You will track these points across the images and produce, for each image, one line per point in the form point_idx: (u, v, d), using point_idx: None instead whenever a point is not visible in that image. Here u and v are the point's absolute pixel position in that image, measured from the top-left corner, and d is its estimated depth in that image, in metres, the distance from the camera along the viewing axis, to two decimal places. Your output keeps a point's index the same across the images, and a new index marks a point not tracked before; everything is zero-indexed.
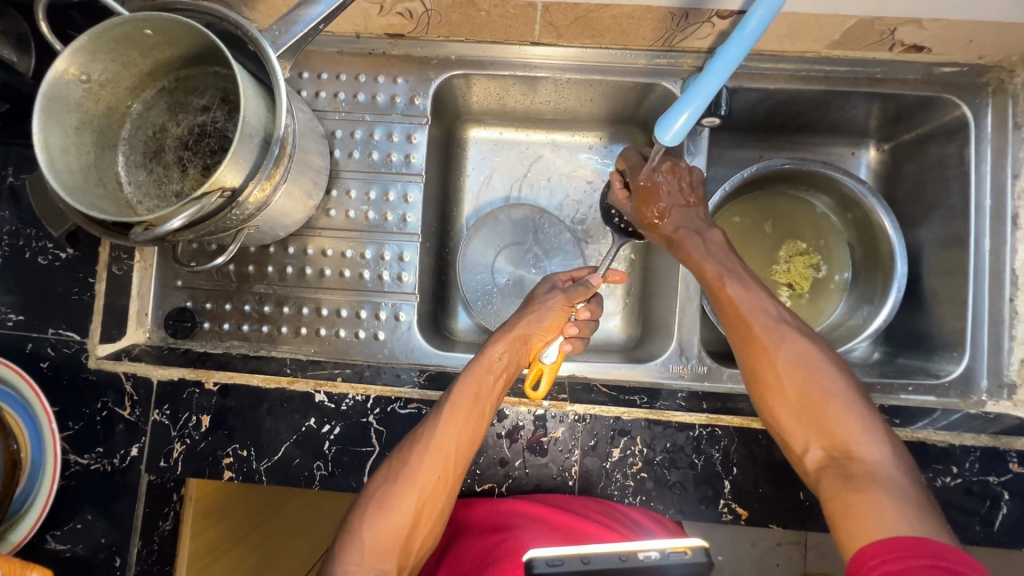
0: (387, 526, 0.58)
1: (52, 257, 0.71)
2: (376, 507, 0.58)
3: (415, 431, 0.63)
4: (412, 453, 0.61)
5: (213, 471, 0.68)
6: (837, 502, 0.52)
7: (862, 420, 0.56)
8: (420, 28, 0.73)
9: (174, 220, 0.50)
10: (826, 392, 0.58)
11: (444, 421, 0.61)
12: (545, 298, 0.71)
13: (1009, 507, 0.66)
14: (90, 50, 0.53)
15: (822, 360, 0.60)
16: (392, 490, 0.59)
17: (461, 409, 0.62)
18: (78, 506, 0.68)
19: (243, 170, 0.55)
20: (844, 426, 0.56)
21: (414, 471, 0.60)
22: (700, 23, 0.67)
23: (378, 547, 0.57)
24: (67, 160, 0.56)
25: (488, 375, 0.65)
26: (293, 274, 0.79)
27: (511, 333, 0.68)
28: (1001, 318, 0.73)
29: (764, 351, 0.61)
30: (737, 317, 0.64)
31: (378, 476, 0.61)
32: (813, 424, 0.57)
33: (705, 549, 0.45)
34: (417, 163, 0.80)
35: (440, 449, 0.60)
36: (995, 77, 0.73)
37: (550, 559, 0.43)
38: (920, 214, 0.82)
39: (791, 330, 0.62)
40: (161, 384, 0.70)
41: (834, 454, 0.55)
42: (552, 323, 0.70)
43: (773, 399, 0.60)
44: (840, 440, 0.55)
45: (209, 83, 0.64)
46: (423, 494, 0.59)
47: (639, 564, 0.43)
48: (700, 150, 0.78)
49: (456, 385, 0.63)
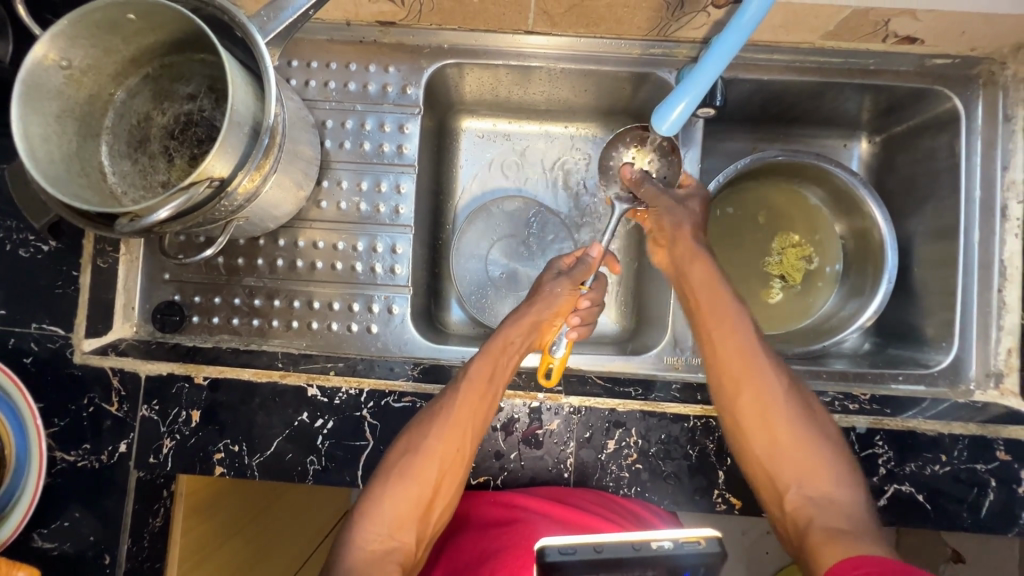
0: (408, 498, 0.59)
1: (34, 250, 0.69)
2: (396, 483, 0.59)
3: (437, 404, 0.63)
4: (433, 426, 0.62)
5: (204, 467, 0.67)
6: (818, 536, 0.53)
7: (842, 464, 0.59)
8: (411, 16, 0.73)
9: (161, 211, 0.48)
10: (804, 435, 0.60)
11: (464, 393, 0.63)
12: (552, 283, 0.73)
13: (996, 495, 0.67)
14: (70, 35, 0.51)
15: (811, 404, 0.63)
16: (413, 466, 0.60)
17: (483, 383, 0.64)
18: (66, 504, 0.67)
19: (231, 161, 0.54)
20: (825, 470, 0.58)
21: (439, 444, 0.61)
22: (695, 12, 0.67)
23: (395, 521, 0.58)
24: (48, 149, 0.54)
25: (503, 355, 0.67)
26: (283, 267, 0.78)
27: (521, 321, 0.70)
28: (990, 308, 0.74)
29: (756, 386, 0.62)
30: (730, 352, 0.64)
31: (398, 446, 0.62)
32: (797, 465, 0.59)
33: (718, 539, 0.45)
34: (409, 154, 0.79)
35: (462, 425, 0.62)
36: (986, 69, 0.74)
37: (562, 548, 0.44)
38: (911, 206, 0.83)
39: (783, 371, 0.64)
40: (149, 378, 0.69)
41: (813, 494, 0.57)
42: (558, 309, 0.72)
43: (752, 438, 0.61)
44: (819, 482, 0.58)
45: (196, 71, 0.62)
46: (445, 464, 0.61)
47: (653, 553, 0.44)
48: (694, 141, 0.78)
49: (475, 361, 0.65)
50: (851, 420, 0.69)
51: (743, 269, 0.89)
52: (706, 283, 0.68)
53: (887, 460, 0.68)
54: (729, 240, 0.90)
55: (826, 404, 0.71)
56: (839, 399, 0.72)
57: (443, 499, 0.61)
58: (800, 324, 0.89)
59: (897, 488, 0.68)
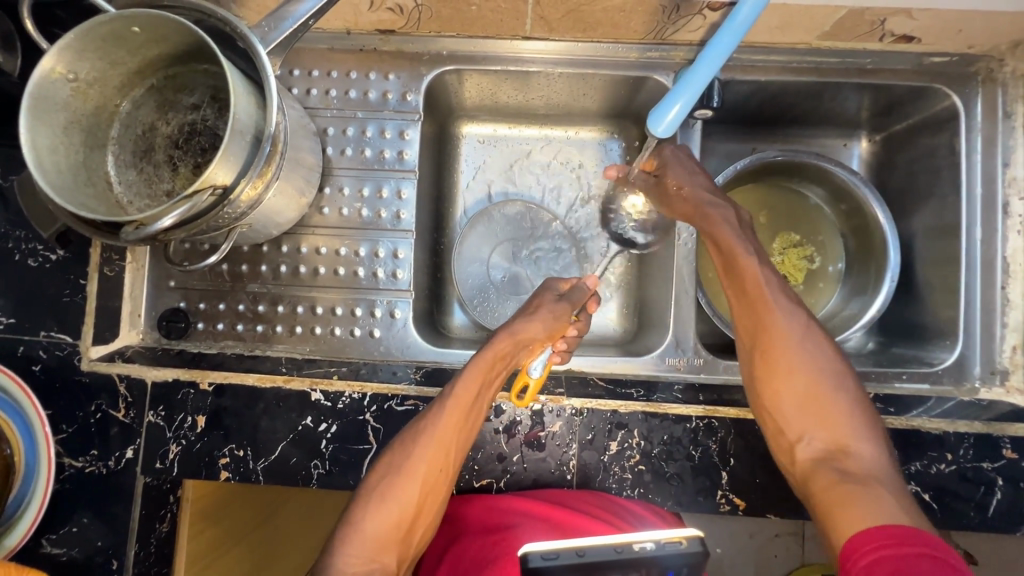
0: (392, 518, 0.59)
1: (42, 260, 0.70)
2: (381, 501, 0.60)
3: (420, 425, 0.62)
4: (416, 449, 0.61)
5: (209, 472, 0.68)
6: (829, 488, 0.54)
7: (858, 416, 0.59)
8: (411, 24, 0.74)
9: (165, 219, 0.49)
10: (820, 390, 0.60)
11: (448, 415, 0.61)
12: (551, 305, 0.71)
13: (1003, 493, 0.67)
14: (77, 49, 0.53)
15: (830, 358, 0.62)
16: (388, 491, 0.60)
17: (467, 402, 0.62)
18: (73, 510, 0.68)
19: (233, 168, 0.55)
20: (842, 421, 0.59)
21: (419, 467, 0.61)
22: (691, 15, 0.67)
23: (378, 542, 0.59)
24: (56, 160, 0.56)
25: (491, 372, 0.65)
26: (287, 273, 0.79)
27: (513, 335, 0.66)
28: (993, 306, 0.74)
29: (775, 340, 0.62)
30: (750, 303, 0.64)
31: (381, 466, 0.62)
32: (816, 419, 0.59)
33: (699, 539, 0.49)
34: (410, 160, 0.80)
35: (447, 447, 0.62)
36: (984, 67, 0.74)
37: (544, 554, 0.47)
38: (913, 204, 0.83)
39: (808, 326, 0.63)
40: (156, 384, 0.69)
41: (825, 447, 0.58)
42: (553, 331, 0.70)
43: (768, 390, 0.62)
44: (831, 431, 0.59)
45: (199, 81, 0.63)
46: (428, 486, 0.61)
47: (633, 555, 0.47)
48: (692, 142, 0.78)
49: (461, 381, 0.63)
50: None
51: None
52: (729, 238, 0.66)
53: None
54: None
55: None
56: None
57: (424, 520, 0.62)
58: None
59: None
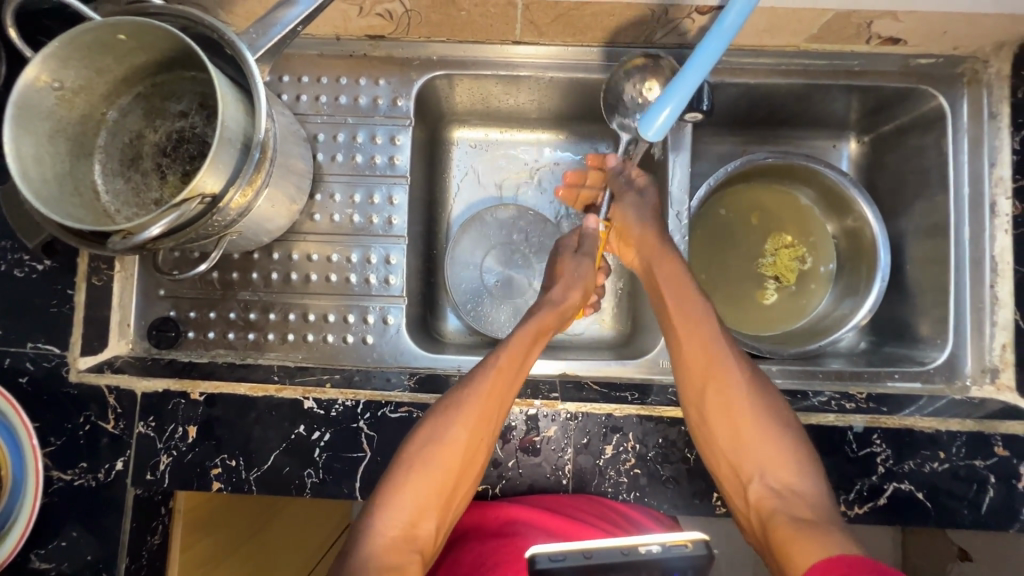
0: (437, 480, 0.60)
1: (28, 270, 0.69)
2: (423, 463, 0.60)
3: (464, 387, 0.63)
4: (463, 410, 0.62)
5: (201, 483, 0.67)
6: (785, 527, 0.55)
7: (801, 454, 0.62)
8: (400, 29, 0.73)
9: (153, 228, 0.49)
10: (765, 434, 0.63)
11: (496, 376, 0.64)
12: (575, 268, 0.74)
13: (995, 491, 0.67)
14: (62, 57, 0.52)
15: (770, 398, 0.65)
16: (437, 453, 0.60)
17: (516, 356, 0.66)
18: (62, 524, 0.67)
19: (222, 176, 0.54)
20: (788, 461, 0.61)
21: (470, 423, 0.61)
22: (679, 19, 0.68)
23: (419, 503, 0.59)
24: (41, 169, 0.55)
25: (529, 338, 0.69)
26: (278, 281, 0.78)
27: (554, 308, 0.72)
28: (983, 304, 0.74)
29: (719, 382, 0.65)
30: (692, 345, 0.67)
31: (421, 431, 0.62)
32: (763, 461, 0.62)
33: (705, 543, 0.49)
34: (401, 165, 0.79)
35: (493, 410, 0.63)
36: (970, 68, 0.75)
37: (552, 555, 0.48)
38: (902, 204, 0.83)
39: (747, 369, 0.67)
40: (146, 395, 0.68)
41: (777, 486, 0.60)
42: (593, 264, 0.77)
43: (716, 436, 0.64)
44: (779, 471, 0.61)
45: (187, 88, 0.63)
46: (473, 449, 0.62)
47: (640, 558, 0.48)
48: (683, 145, 0.78)
49: (506, 346, 0.66)
50: (849, 419, 0.69)
51: (736, 271, 0.90)
52: (674, 280, 0.71)
53: (885, 458, 0.68)
54: (722, 242, 0.90)
55: (822, 403, 0.71)
56: (835, 399, 0.72)
57: (465, 485, 0.62)
58: (795, 324, 0.89)
59: (897, 487, 0.67)
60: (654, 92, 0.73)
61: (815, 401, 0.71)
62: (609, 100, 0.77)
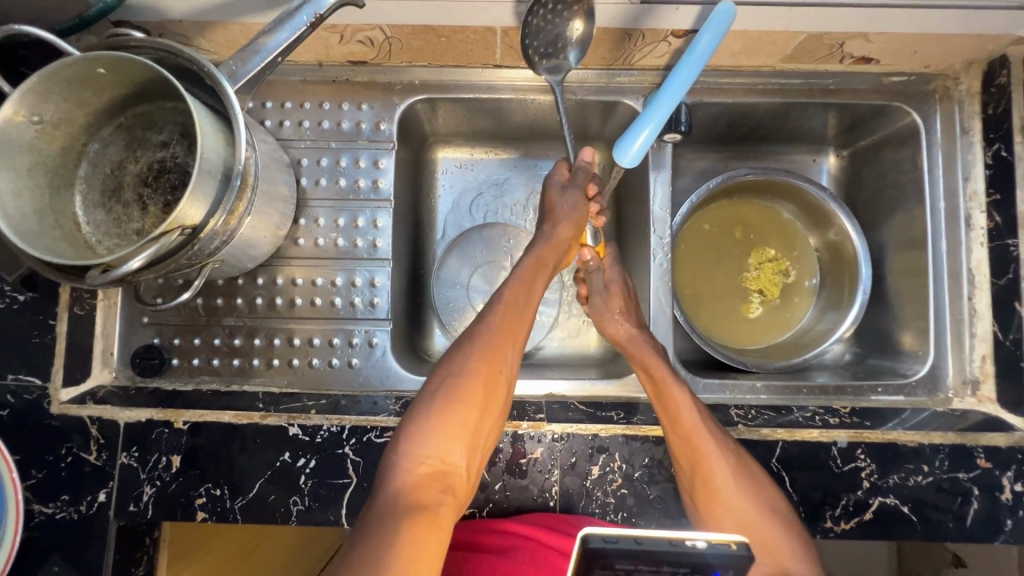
0: (459, 416, 0.59)
1: (9, 300, 0.69)
2: (446, 400, 0.60)
3: (477, 325, 0.65)
4: (479, 343, 0.62)
5: (185, 513, 0.66)
6: None
7: (793, 534, 0.61)
8: (382, 56, 0.74)
9: (133, 261, 0.49)
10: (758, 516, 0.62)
11: (506, 309, 0.65)
12: (566, 201, 0.75)
13: (979, 503, 0.67)
14: (40, 93, 0.52)
15: (758, 476, 0.64)
16: (459, 386, 0.60)
17: (524, 290, 0.67)
18: (43, 558, 0.66)
19: (203, 206, 0.55)
20: (782, 545, 0.60)
21: (490, 352, 0.62)
22: (656, 42, 0.69)
23: (446, 443, 0.58)
24: (20, 204, 0.55)
25: (536, 276, 0.70)
26: (263, 305, 0.78)
27: (550, 241, 0.73)
28: (962, 316, 0.75)
29: (709, 467, 0.63)
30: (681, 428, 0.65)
31: (440, 370, 0.62)
32: (760, 546, 0.61)
33: (746, 544, 0.50)
34: (385, 188, 0.80)
35: (506, 342, 0.63)
36: (941, 85, 0.77)
37: (604, 537, 0.48)
38: (881, 217, 0.85)
39: (733, 448, 0.65)
40: (129, 425, 0.68)
41: (771, 571, 0.60)
42: (578, 219, 0.75)
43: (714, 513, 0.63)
44: (775, 556, 0.60)
45: (168, 118, 0.63)
46: (492, 384, 0.61)
47: (688, 550, 0.48)
48: (664, 164, 0.79)
49: (515, 281, 0.68)
50: (833, 434, 0.69)
51: (721, 286, 0.91)
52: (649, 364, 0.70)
53: (870, 473, 0.68)
54: (706, 257, 0.91)
55: (806, 419, 0.71)
56: (820, 414, 0.72)
57: (489, 422, 0.61)
58: (780, 337, 0.90)
59: (882, 501, 0.68)
60: (580, 28, 0.65)
61: (800, 416, 0.72)
62: (533, 35, 0.66)
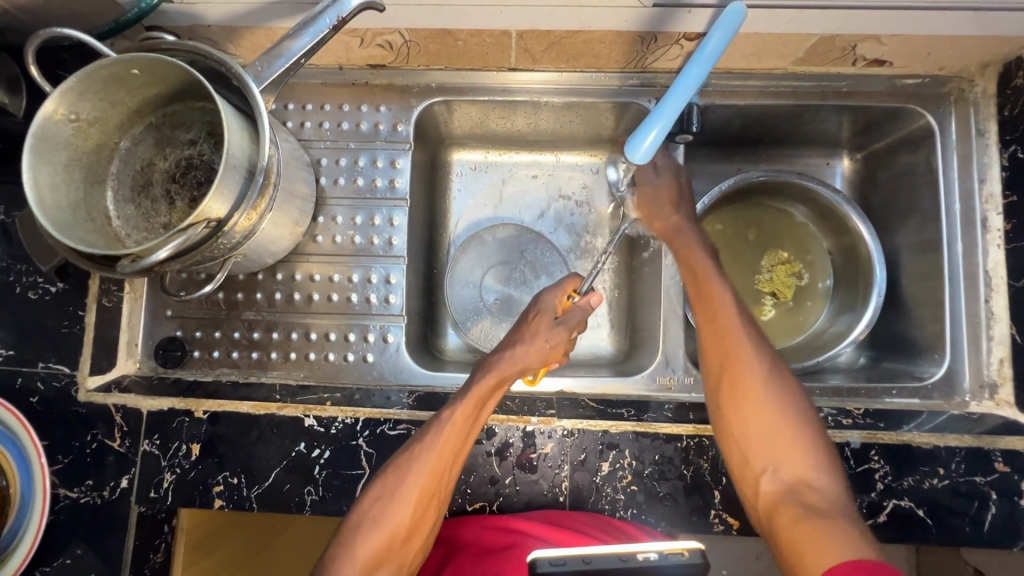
0: (382, 536, 0.59)
1: (42, 292, 0.72)
2: (375, 520, 0.59)
3: (417, 445, 0.62)
4: (411, 470, 0.61)
5: (204, 501, 0.68)
6: (789, 520, 0.54)
7: (821, 451, 0.58)
8: (400, 59, 0.76)
9: (160, 252, 0.51)
10: (787, 423, 0.59)
11: (445, 435, 0.61)
12: (549, 333, 0.67)
13: (997, 507, 0.66)
14: (78, 92, 0.55)
15: (790, 385, 0.62)
16: (387, 509, 0.59)
17: (468, 417, 0.63)
18: (67, 541, 0.68)
19: (228, 202, 0.57)
20: (804, 454, 0.57)
21: (422, 477, 0.60)
22: (668, 45, 0.70)
23: (365, 564, 0.58)
24: (57, 197, 0.58)
25: (483, 402, 0.64)
26: (281, 300, 0.80)
27: (515, 363, 0.66)
28: (979, 319, 0.75)
29: (738, 365, 0.62)
30: (714, 329, 0.65)
31: (379, 487, 0.61)
32: (781, 453, 0.58)
33: (701, 551, 0.49)
34: (401, 188, 0.82)
35: (439, 469, 0.61)
36: (956, 87, 0.76)
37: (552, 559, 0.48)
38: (895, 220, 0.84)
39: (769, 353, 0.63)
40: (152, 413, 0.70)
41: (790, 479, 0.57)
42: (547, 356, 0.68)
43: (735, 417, 0.61)
44: (794, 467, 0.57)
45: (196, 118, 0.66)
46: (420, 510, 0.60)
47: (638, 563, 0.48)
48: (677, 165, 0.81)
49: (459, 405, 0.63)
50: (846, 435, 0.69)
51: (733, 287, 0.91)
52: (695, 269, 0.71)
53: (884, 474, 0.67)
54: (719, 258, 0.91)
55: (820, 420, 0.71)
56: (833, 415, 0.72)
57: (416, 542, 0.60)
58: (793, 340, 0.90)
59: (896, 503, 0.67)
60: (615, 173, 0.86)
61: None
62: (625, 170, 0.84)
